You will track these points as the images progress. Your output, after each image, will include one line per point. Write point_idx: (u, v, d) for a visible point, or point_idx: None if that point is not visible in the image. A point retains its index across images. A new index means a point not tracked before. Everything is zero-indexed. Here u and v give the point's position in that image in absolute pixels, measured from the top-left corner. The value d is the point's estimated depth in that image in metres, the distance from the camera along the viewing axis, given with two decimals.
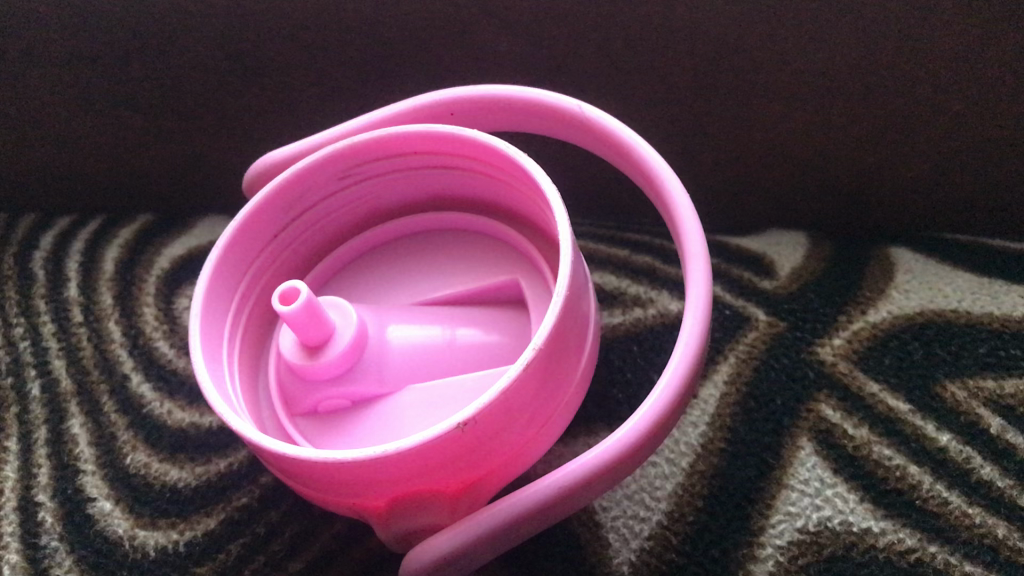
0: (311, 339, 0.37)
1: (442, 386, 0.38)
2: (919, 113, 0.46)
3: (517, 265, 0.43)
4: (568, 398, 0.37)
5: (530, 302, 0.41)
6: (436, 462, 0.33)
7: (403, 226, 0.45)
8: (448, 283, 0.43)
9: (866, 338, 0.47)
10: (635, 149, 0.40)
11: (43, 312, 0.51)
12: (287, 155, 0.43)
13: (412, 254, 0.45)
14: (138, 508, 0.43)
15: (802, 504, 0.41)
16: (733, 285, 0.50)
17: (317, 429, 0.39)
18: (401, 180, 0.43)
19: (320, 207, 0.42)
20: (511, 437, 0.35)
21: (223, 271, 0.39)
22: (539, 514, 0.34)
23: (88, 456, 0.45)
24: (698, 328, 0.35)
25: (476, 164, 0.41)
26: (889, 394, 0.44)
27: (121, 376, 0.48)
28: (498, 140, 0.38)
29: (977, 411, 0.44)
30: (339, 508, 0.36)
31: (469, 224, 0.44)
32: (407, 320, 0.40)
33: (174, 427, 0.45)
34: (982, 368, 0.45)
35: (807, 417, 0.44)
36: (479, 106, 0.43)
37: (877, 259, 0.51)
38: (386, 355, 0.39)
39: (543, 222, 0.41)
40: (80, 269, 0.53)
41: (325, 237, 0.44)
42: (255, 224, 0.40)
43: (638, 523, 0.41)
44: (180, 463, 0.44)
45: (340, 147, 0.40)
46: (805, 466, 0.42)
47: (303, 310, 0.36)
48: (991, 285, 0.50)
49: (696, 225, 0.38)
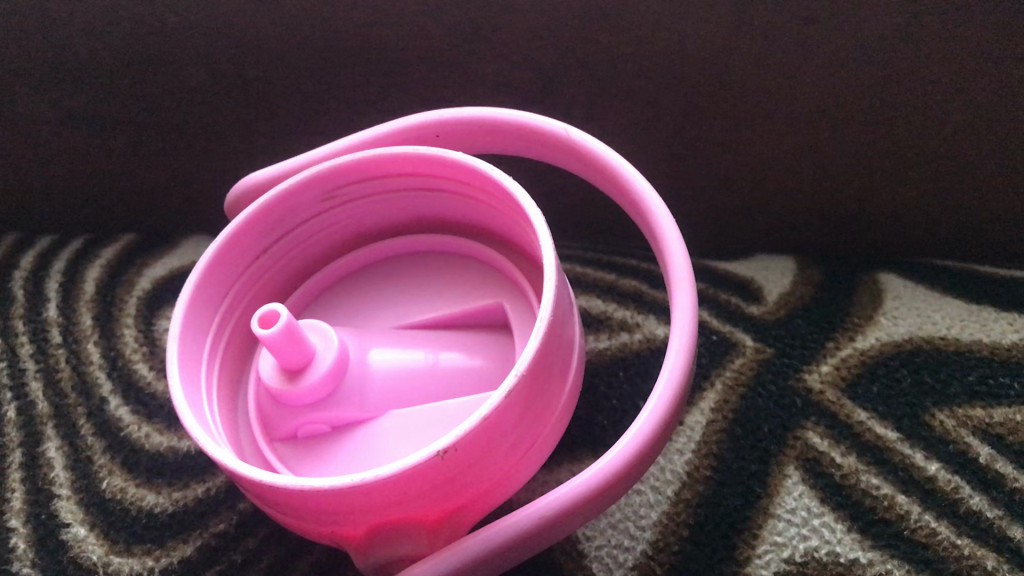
0: (290, 363, 0.37)
1: (422, 413, 0.38)
2: (912, 132, 0.45)
3: (502, 289, 0.42)
4: (551, 425, 0.36)
5: (514, 326, 0.41)
6: (415, 491, 0.32)
7: (388, 248, 0.44)
8: (432, 306, 0.43)
9: (854, 365, 0.46)
10: (621, 174, 0.40)
11: (22, 332, 0.51)
12: (269, 175, 0.42)
13: (397, 278, 0.44)
14: (113, 534, 0.42)
15: (788, 534, 0.40)
16: (720, 310, 0.50)
17: (296, 454, 0.38)
18: (385, 202, 0.42)
19: (303, 228, 0.42)
20: (491, 465, 0.34)
21: (203, 292, 0.39)
22: (521, 543, 0.33)
23: (63, 480, 0.44)
24: (683, 355, 0.35)
25: (461, 187, 0.40)
26: (877, 422, 0.43)
27: (99, 399, 0.47)
28: (482, 163, 0.38)
29: (966, 439, 0.43)
30: (317, 537, 0.36)
31: (454, 246, 0.44)
32: (390, 345, 0.40)
33: (150, 451, 0.45)
34: (972, 397, 0.45)
35: (795, 445, 0.43)
36: (465, 129, 0.42)
37: (865, 285, 0.50)
38: (367, 380, 0.38)
39: (527, 245, 0.41)
40: (60, 290, 0.53)
41: (307, 259, 0.44)
42: (236, 245, 0.40)
43: (622, 552, 0.40)
44: (157, 488, 0.43)
45: (323, 167, 0.39)
46: (792, 495, 0.41)
47: (283, 333, 0.35)
48: (981, 312, 0.49)
49: (682, 251, 0.37)
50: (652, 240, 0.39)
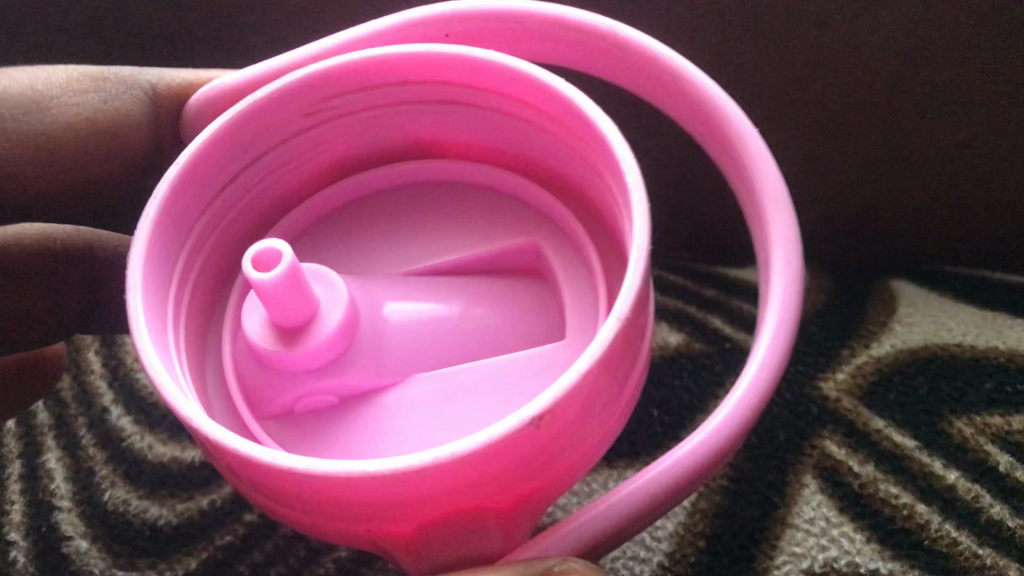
0: (289, 318, 0.27)
1: (455, 378, 0.28)
2: (915, 150, 0.44)
3: (535, 224, 0.32)
4: (629, 394, 0.27)
5: (563, 279, 0.30)
6: (496, 470, 0.23)
7: (386, 180, 0.33)
8: (453, 247, 0.32)
9: (870, 372, 0.45)
10: (709, 94, 0.30)
11: (38, 404, 0.47)
12: (240, 82, 0.31)
13: (398, 215, 0.32)
14: (115, 548, 0.41)
15: (807, 544, 0.40)
16: (733, 317, 0.49)
17: (293, 439, 0.28)
18: (387, 119, 0.31)
19: (280, 150, 0.30)
20: (570, 444, 0.25)
21: (163, 236, 0.27)
22: (643, 513, 0.27)
23: (64, 492, 0.43)
24: (784, 309, 0.28)
25: (498, 100, 0.29)
26: (895, 430, 0.43)
27: (100, 410, 0.46)
28: (538, 69, 0.27)
29: (985, 447, 0.42)
30: (348, 539, 0.27)
31: (475, 176, 0.32)
32: (400, 299, 0.30)
33: (154, 462, 0.43)
34: (989, 404, 0.44)
35: (811, 453, 0.42)
36: (499, 31, 0.31)
37: (875, 293, 0.49)
38: (381, 346, 0.29)
39: (576, 173, 0.30)
40: (75, 384, 0.47)
41: (277, 192, 0.31)
42: (194, 175, 0.28)
43: (639, 564, 0.40)
44: (160, 500, 0.42)
45: (326, 68, 0.28)
46: (809, 504, 0.41)
47: (288, 279, 0.26)
48: (995, 319, 0.47)
49: (774, 173, 0.30)
50: (738, 173, 0.30)
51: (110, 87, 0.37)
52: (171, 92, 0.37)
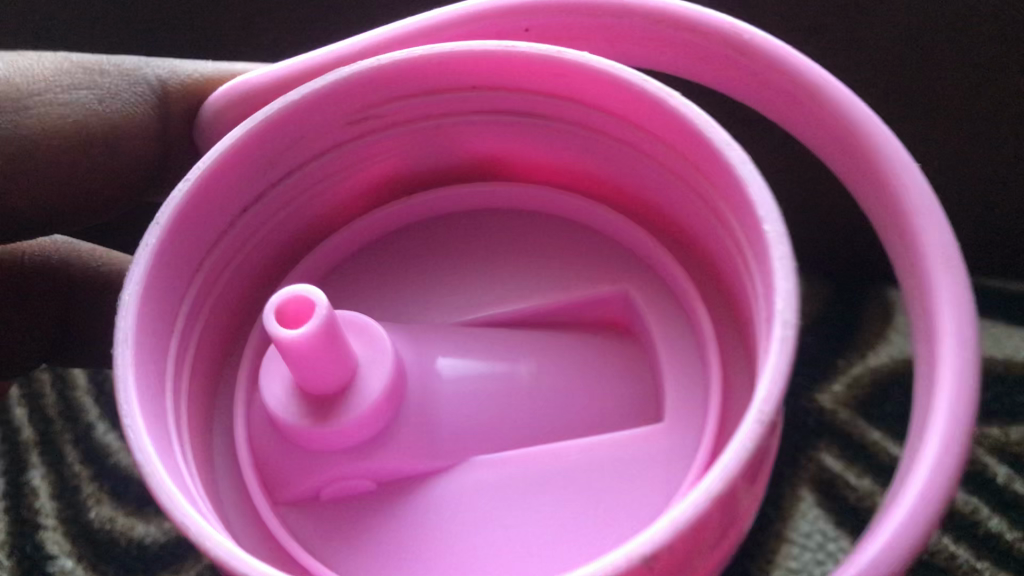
0: (321, 385, 0.23)
1: (524, 465, 0.25)
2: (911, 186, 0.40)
3: (619, 268, 0.28)
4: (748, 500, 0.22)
5: (655, 338, 0.27)
6: None
7: (449, 200, 0.29)
8: (513, 293, 0.28)
9: (866, 385, 0.44)
10: (851, 119, 0.25)
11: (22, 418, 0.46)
12: (274, 78, 0.27)
13: (444, 249, 0.29)
14: (102, 566, 0.41)
15: (802, 560, 0.40)
16: None
17: (325, 526, 0.25)
18: (445, 131, 0.27)
19: (319, 163, 0.26)
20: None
21: (168, 270, 0.23)
22: None
23: (49, 510, 0.43)
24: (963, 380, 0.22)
25: (589, 110, 0.25)
26: (891, 442, 0.42)
27: (86, 424, 0.45)
28: (661, 86, 0.23)
29: (983, 459, 0.42)
30: None
31: (549, 202, 0.29)
32: (455, 351, 0.26)
33: (140, 478, 0.43)
34: (986, 416, 0.43)
35: (807, 467, 0.42)
36: (591, 27, 0.27)
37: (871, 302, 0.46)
38: (430, 421, 0.25)
39: (670, 200, 0.27)
40: (60, 403, 0.46)
41: (317, 208, 0.28)
42: (212, 195, 0.24)
43: None
44: (147, 517, 0.42)
45: (381, 61, 0.24)
46: (805, 518, 0.41)
47: (323, 339, 0.22)
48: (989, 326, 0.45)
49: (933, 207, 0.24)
50: (882, 214, 0.25)
51: (107, 85, 0.32)
52: (187, 88, 0.33)
